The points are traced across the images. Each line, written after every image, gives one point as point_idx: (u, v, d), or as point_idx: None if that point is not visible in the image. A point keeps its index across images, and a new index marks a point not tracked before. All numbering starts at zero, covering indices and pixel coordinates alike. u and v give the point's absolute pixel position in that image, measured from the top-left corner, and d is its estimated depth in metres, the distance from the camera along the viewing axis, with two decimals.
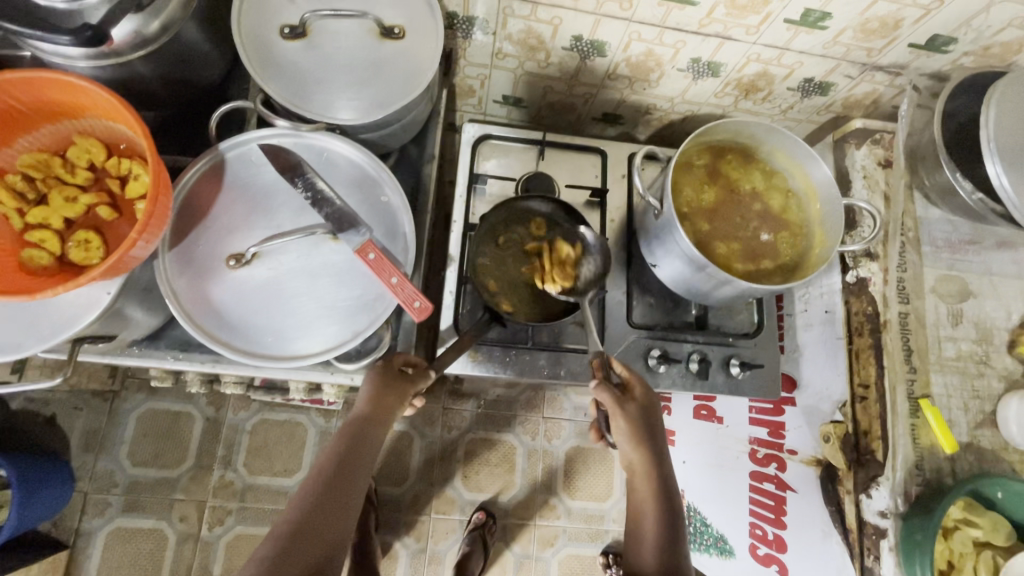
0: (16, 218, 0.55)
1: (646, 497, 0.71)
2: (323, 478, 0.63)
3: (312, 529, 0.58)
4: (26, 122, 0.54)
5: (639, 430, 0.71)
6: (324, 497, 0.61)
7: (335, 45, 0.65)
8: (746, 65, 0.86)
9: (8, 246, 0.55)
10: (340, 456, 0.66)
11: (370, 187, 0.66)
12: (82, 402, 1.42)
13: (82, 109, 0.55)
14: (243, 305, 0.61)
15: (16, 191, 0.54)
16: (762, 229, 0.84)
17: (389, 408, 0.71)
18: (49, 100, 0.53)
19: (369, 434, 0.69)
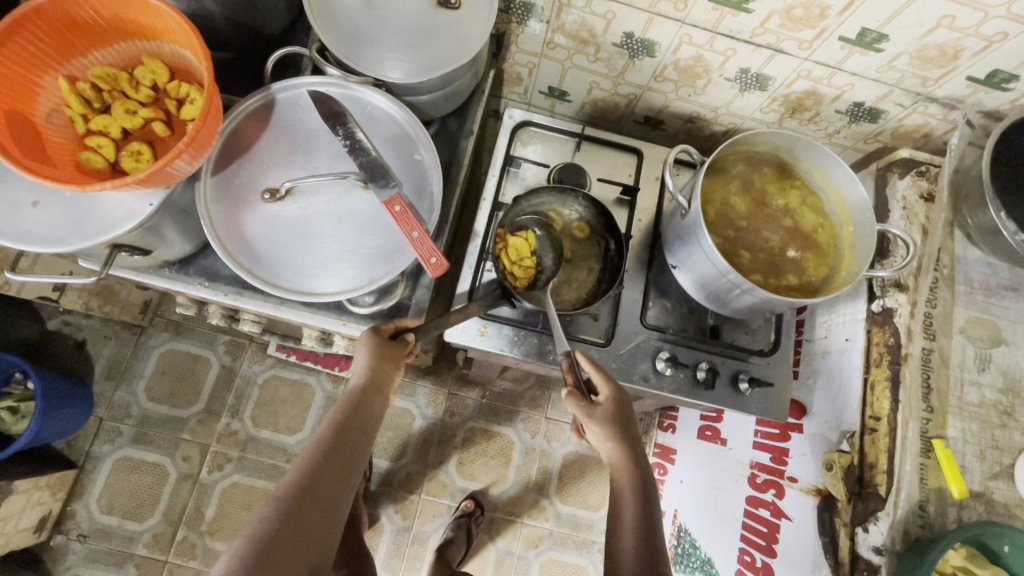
0: (80, 123, 0.59)
1: (623, 488, 0.69)
2: (322, 447, 0.63)
3: (315, 499, 0.58)
4: (102, 36, 0.60)
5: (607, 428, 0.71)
6: (325, 465, 0.61)
7: (393, 9, 0.69)
8: (795, 82, 0.86)
9: (68, 146, 0.59)
10: (338, 426, 0.65)
11: (405, 144, 0.68)
12: (112, 332, 1.50)
13: (153, 30, 0.60)
14: (269, 238, 0.64)
15: (84, 98, 0.59)
16: (789, 245, 0.83)
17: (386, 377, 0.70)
18: (127, 18, 0.59)
19: (366, 406, 0.69)
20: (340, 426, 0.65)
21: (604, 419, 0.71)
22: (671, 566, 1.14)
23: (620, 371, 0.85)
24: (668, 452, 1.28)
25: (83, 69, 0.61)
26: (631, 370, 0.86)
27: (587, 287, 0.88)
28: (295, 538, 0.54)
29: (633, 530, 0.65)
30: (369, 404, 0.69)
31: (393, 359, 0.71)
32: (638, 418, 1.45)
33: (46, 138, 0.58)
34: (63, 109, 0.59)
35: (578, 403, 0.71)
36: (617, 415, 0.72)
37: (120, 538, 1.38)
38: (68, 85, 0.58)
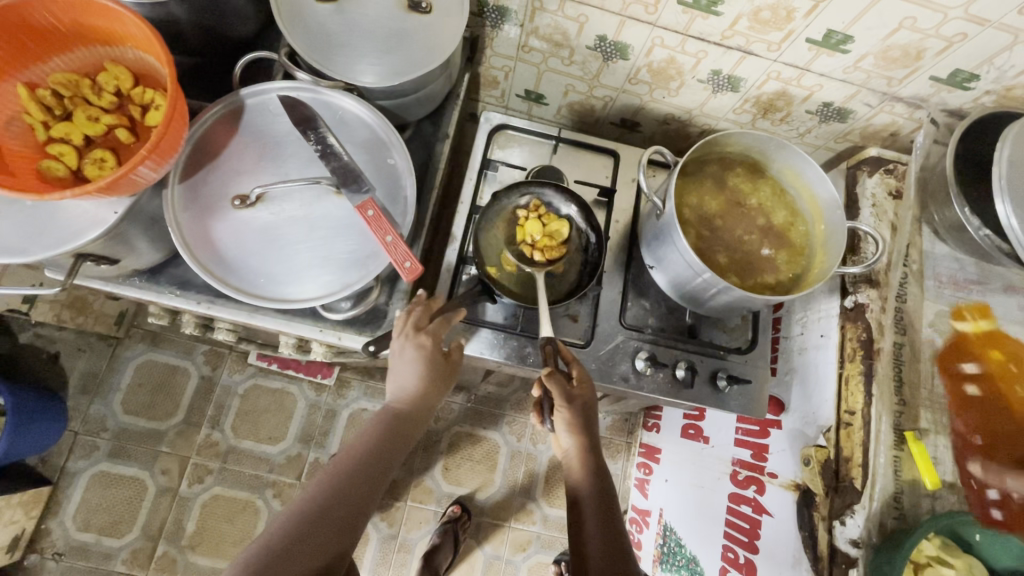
0: (41, 131, 0.58)
1: (582, 482, 0.70)
2: (359, 456, 0.65)
3: (337, 508, 0.59)
4: (62, 42, 0.59)
5: (577, 419, 0.71)
6: (349, 478, 0.62)
7: (364, 14, 0.69)
8: (766, 83, 0.87)
9: (29, 154, 0.58)
10: (372, 441, 0.67)
11: (378, 148, 0.68)
12: (86, 344, 1.46)
13: (116, 36, 0.59)
14: (239, 243, 0.63)
15: (45, 105, 0.58)
16: (764, 244, 0.84)
17: (431, 391, 0.71)
18: (88, 24, 0.58)
19: (407, 422, 0.70)
20: (373, 441, 0.67)
21: (578, 410, 0.71)
22: (657, 565, 1.15)
23: (600, 372, 0.86)
24: (652, 452, 1.29)
25: (43, 75, 0.60)
26: (611, 370, 0.86)
27: (568, 285, 0.87)
28: (310, 542, 0.56)
29: (593, 522, 0.66)
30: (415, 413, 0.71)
31: (443, 373, 0.72)
32: (623, 419, 1.46)
33: (5, 146, 0.57)
34: (23, 117, 0.58)
35: (558, 385, 0.70)
36: (588, 407, 0.73)
37: (97, 555, 1.35)
38: (27, 92, 0.57)
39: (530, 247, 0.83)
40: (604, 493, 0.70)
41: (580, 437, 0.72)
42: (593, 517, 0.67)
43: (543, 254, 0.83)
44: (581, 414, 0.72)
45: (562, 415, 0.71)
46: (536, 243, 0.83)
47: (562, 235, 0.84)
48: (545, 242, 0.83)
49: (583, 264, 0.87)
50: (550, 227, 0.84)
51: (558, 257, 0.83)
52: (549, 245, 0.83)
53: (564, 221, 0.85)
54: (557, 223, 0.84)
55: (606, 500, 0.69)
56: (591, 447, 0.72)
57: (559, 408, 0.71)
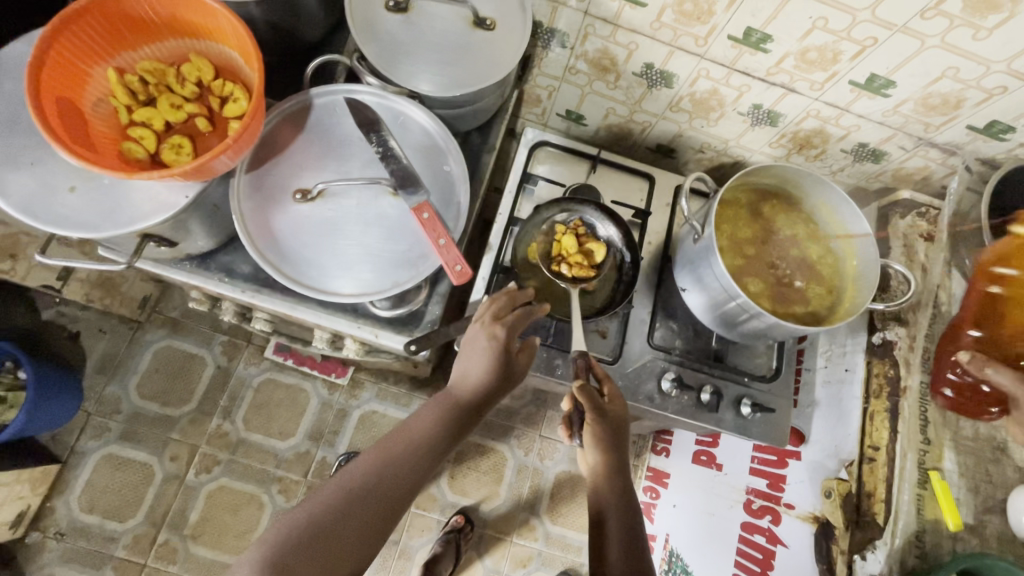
0: (124, 114, 0.60)
1: (608, 494, 0.69)
2: (411, 442, 0.67)
3: (380, 492, 0.62)
4: (154, 32, 0.62)
5: (607, 436, 0.71)
6: (396, 464, 0.64)
7: (431, 26, 0.72)
8: (804, 120, 0.90)
9: (111, 136, 0.60)
10: (426, 429, 0.69)
11: (435, 154, 0.70)
12: (108, 326, 1.48)
13: (204, 31, 0.62)
14: (303, 237, 0.66)
15: (131, 90, 0.60)
16: (796, 275, 0.86)
17: (495, 384, 0.73)
18: (180, 17, 0.61)
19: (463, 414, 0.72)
20: (427, 429, 0.69)
21: (607, 427, 0.71)
22: None
23: (627, 389, 0.87)
24: (659, 476, 1.21)
25: (131, 62, 0.62)
26: (636, 388, 0.87)
27: (600, 300, 0.88)
28: (352, 520, 0.59)
29: (619, 535, 0.66)
30: (476, 405, 0.72)
31: (508, 371, 0.73)
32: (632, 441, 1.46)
33: (90, 126, 0.59)
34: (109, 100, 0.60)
35: (588, 398, 0.71)
36: (618, 424, 0.74)
37: (99, 538, 1.34)
38: (117, 77, 0.59)
39: (562, 260, 0.85)
40: (630, 510, 0.69)
41: (608, 452, 0.71)
42: (619, 530, 0.67)
43: (572, 270, 0.83)
44: (612, 430, 0.72)
45: (590, 428, 0.71)
46: (568, 258, 0.84)
47: (598, 258, 0.84)
48: (577, 258, 0.84)
49: (615, 281, 0.88)
50: (588, 247, 0.85)
51: (584, 278, 0.84)
52: (581, 262, 0.84)
53: (603, 245, 0.85)
54: (595, 244, 0.85)
55: (632, 518, 0.68)
56: (618, 463, 0.72)
57: (588, 423, 0.71)
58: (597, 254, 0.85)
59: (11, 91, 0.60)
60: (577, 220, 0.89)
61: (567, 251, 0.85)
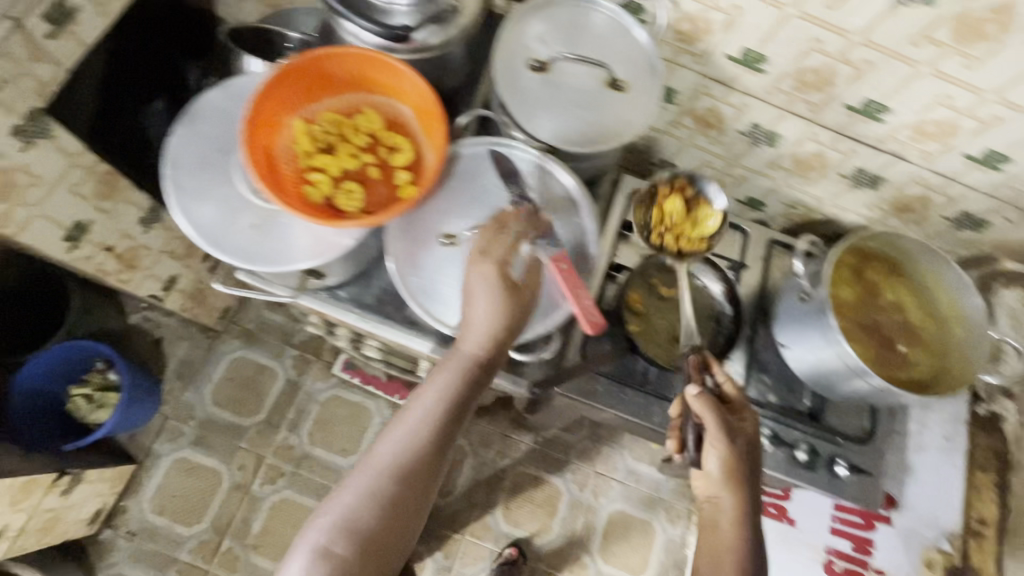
0: (303, 158, 0.67)
1: (727, 514, 0.69)
2: (422, 424, 0.65)
3: (413, 465, 0.64)
4: (336, 87, 0.70)
5: (738, 454, 0.69)
6: (423, 433, 0.65)
7: (569, 85, 0.75)
8: (908, 186, 0.92)
9: (290, 176, 0.67)
10: (447, 394, 0.66)
11: (568, 206, 0.75)
12: (188, 333, 1.54)
13: (383, 88, 0.70)
14: (449, 277, 0.71)
15: (312, 137, 0.68)
16: (900, 339, 0.87)
17: (504, 340, 0.66)
18: (364, 75, 0.69)
19: (474, 364, 0.66)
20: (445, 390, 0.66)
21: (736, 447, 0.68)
22: None
23: None
24: None
25: (312, 113, 0.70)
26: None
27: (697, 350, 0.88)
28: (390, 497, 0.63)
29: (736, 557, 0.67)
30: (480, 365, 0.67)
31: (520, 308, 0.66)
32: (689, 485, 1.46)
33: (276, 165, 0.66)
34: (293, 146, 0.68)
35: (713, 413, 0.68)
36: (749, 441, 0.71)
37: (167, 540, 1.39)
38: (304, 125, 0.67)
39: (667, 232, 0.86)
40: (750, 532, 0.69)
41: (730, 473, 0.69)
42: (737, 552, 0.67)
43: (681, 246, 0.86)
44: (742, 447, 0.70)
45: (716, 447, 0.68)
46: (675, 230, 0.86)
47: (710, 228, 0.85)
48: (683, 230, 0.86)
49: (715, 333, 0.89)
50: (693, 216, 0.86)
51: (693, 250, 0.86)
52: (689, 238, 0.86)
53: (713, 212, 0.85)
54: (704, 210, 0.86)
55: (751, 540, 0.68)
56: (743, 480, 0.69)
57: (713, 440, 0.69)
58: (705, 223, 0.85)
59: (205, 132, 0.68)
60: (679, 180, 0.87)
61: (672, 220, 0.86)
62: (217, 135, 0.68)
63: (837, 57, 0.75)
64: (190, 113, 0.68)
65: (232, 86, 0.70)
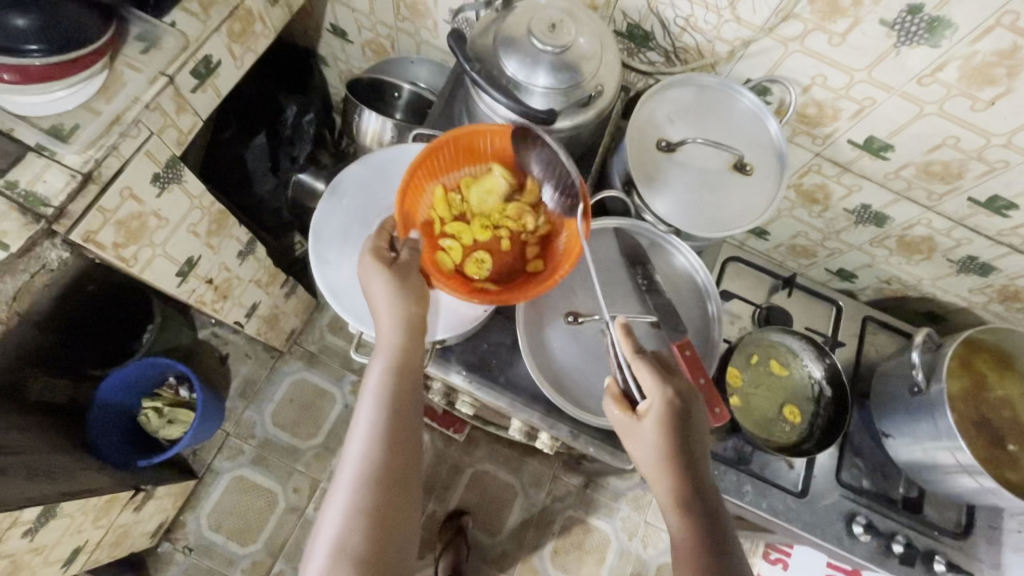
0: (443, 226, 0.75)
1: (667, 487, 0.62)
2: (379, 423, 0.65)
3: (395, 474, 0.64)
4: (481, 159, 0.77)
5: (674, 408, 0.61)
6: (392, 440, 0.65)
7: (697, 166, 0.76)
8: (1021, 277, 0.90)
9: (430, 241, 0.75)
10: (389, 394, 0.66)
11: (695, 294, 0.76)
12: (253, 351, 1.57)
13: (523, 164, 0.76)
14: (571, 358, 0.73)
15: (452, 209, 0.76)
16: (1010, 438, 0.84)
17: (416, 318, 0.68)
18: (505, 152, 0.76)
19: (407, 358, 0.67)
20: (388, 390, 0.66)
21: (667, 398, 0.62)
22: None
23: (814, 526, 0.87)
24: None
25: (455, 181, 0.77)
26: (824, 527, 0.87)
27: (796, 432, 0.87)
28: (379, 512, 0.61)
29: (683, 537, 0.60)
30: (405, 350, 0.67)
31: (415, 287, 0.68)
32: None
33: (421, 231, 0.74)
34: (435, 210, 0.76)
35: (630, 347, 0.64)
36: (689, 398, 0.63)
37: (222, 558, 1.40)
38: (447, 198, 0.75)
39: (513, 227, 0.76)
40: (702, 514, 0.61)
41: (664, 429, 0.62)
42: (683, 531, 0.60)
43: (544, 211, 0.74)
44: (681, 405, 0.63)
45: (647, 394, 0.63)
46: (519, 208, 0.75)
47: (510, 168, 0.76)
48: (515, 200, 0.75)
49: (819, 417, 0.88)
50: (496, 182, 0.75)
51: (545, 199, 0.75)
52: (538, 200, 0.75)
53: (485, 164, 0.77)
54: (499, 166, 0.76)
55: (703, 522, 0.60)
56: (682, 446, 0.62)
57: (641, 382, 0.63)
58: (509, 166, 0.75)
59: (354, 205, 0.77)
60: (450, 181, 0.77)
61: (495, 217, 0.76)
62: (357, 205, 0.77)
63: (970, 153, 0.75)
64: (335, 183, 0.78)
65: (377, 161, 0.79)
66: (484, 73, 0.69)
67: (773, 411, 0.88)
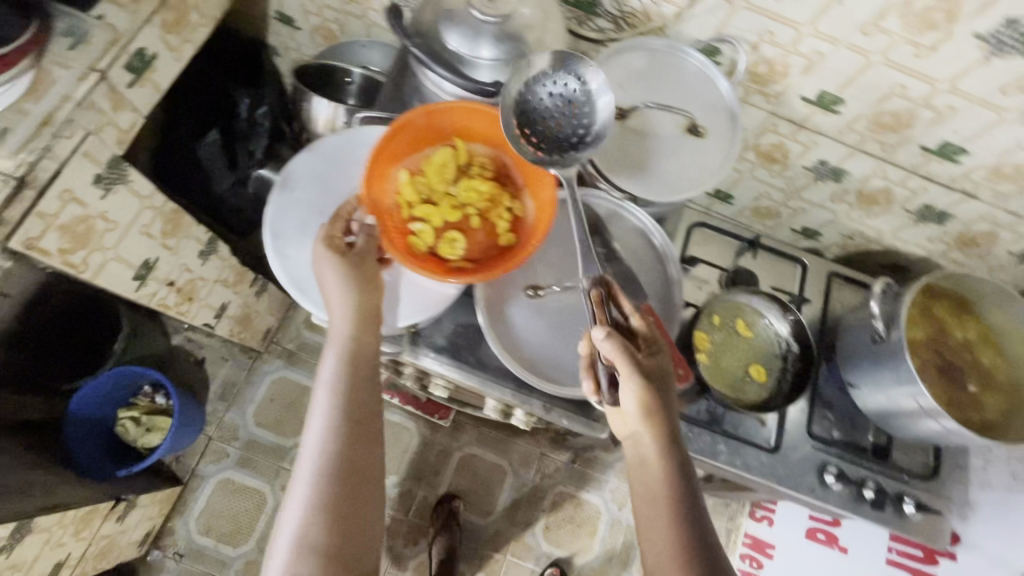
0: (409, 209, 0.73)
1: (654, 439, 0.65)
2: (336, 414, 0.66)
3: (354, 463, 0.64)
4: (439, 137, 0.75)
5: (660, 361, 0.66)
6: (351, 430, 0.66)
7: (649, 132, 0.76)
8: (976, 223, 0.91)
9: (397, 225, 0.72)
10: (346, 384, 0.67)
11: (654, 259, 0.77)
12: (229, 353, 1.55)
13: (484, 139, 0.75)
14: (535, 332, 0.73)
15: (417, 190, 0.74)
16: (971, 380, 0.86)
17: (369, 307, 0.70)
18: (463, 129, 0.74)
19: (361, 348, 0.69)
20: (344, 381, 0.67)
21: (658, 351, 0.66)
22: None
23: (788, 479, 0.89)
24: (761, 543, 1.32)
25: (415, 163, 0.76)
26: (798, 479, 0.89)
27: (766, 390, 0.88)
28: (342, 501, 0.62)
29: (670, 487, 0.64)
30: (358, 339, 0.69)
31: (360, 275, 0.70)
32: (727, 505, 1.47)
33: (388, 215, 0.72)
34: (400, 195, 0.74)
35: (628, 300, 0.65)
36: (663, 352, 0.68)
37: (215, 561, 1.40)
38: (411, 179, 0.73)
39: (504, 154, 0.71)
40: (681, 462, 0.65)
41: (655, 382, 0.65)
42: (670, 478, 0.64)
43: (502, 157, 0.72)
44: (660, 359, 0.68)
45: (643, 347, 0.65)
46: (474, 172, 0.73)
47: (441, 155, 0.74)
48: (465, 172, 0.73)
49: (788, 373, 0.88)
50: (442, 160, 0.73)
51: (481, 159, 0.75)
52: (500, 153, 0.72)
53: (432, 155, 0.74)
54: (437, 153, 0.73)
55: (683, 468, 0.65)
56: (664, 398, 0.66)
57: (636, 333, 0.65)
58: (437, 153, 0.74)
59: (305, 198, 0.76)
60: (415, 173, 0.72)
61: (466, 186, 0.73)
62: (309, 199, 0.76)
63: (919, 101, 0.75)
64: (281, 179, 0.76)
65: (325, 150, 0.78)
66: (425, 48, 0.68)
67: (741, 370, 0.89)
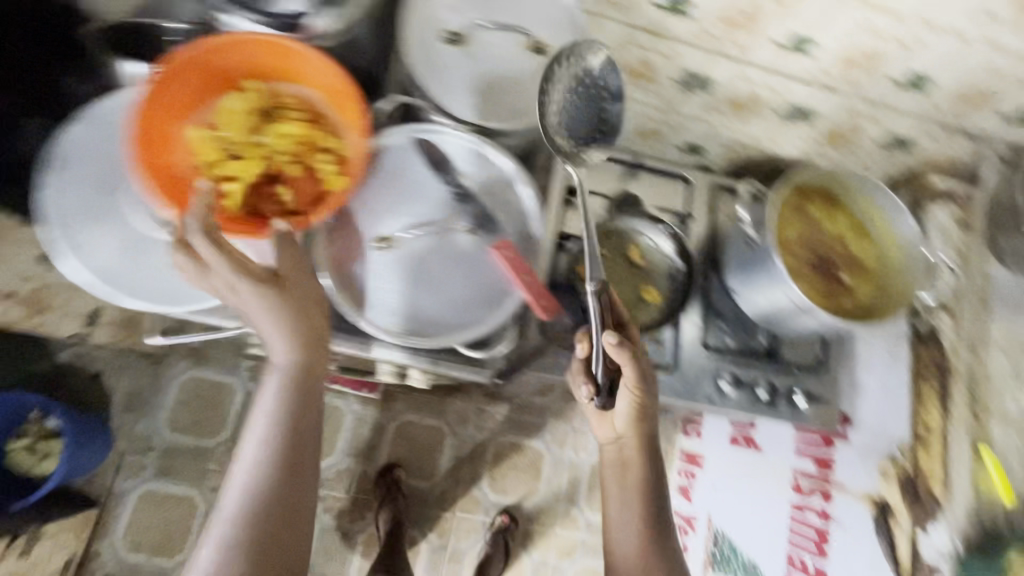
0: (212, 166, 0.65)
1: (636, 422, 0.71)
2: (271, 456, 0.59)
3: (284, 505, 0.58)
4: (232, 81, 0.68)
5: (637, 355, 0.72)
6: (286, 469, 0.59)
7: (488, 54, 0.70)
8: (840, 116, 0.92)
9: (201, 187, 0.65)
10: (291, 421, 0.61)
11: (506, 187, 0.71)
12: (125, 362, 1.40)
13: (283, 76, 0.69)
14: (391, 286, 0.68)
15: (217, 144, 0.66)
16: (843, 270, 0.89)
17: (314, 333, 0.62)
18: (255, 66, 0.68)
19: (306, 380, 0.62)
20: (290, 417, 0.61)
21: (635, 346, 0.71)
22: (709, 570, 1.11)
23: (685, 392, 0.91)
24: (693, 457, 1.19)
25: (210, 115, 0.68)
26: (695, 390, 0.92)
27: (656, 309, 0.88)
28: (266, 548, 0.55)
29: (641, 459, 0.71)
30: (302, 371, 0.62)
31: (302, 298, 0.62)
32: None
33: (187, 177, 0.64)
34: (196, 155, 0.65)
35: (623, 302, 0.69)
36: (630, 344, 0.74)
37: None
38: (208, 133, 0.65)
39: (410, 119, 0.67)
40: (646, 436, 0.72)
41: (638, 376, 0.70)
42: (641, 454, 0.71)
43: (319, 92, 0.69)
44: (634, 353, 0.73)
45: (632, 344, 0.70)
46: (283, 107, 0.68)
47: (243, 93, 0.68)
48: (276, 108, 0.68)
49: (673, 288, 0.89)
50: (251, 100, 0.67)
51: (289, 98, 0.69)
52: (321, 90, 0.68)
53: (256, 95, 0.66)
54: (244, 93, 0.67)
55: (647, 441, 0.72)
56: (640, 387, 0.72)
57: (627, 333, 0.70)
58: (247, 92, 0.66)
59: (86, 173, 0.70)
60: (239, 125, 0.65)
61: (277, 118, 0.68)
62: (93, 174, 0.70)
63: None
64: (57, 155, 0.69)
65: (97, 118, 0.71)
66: None
67: (630, 293, 0.88)
